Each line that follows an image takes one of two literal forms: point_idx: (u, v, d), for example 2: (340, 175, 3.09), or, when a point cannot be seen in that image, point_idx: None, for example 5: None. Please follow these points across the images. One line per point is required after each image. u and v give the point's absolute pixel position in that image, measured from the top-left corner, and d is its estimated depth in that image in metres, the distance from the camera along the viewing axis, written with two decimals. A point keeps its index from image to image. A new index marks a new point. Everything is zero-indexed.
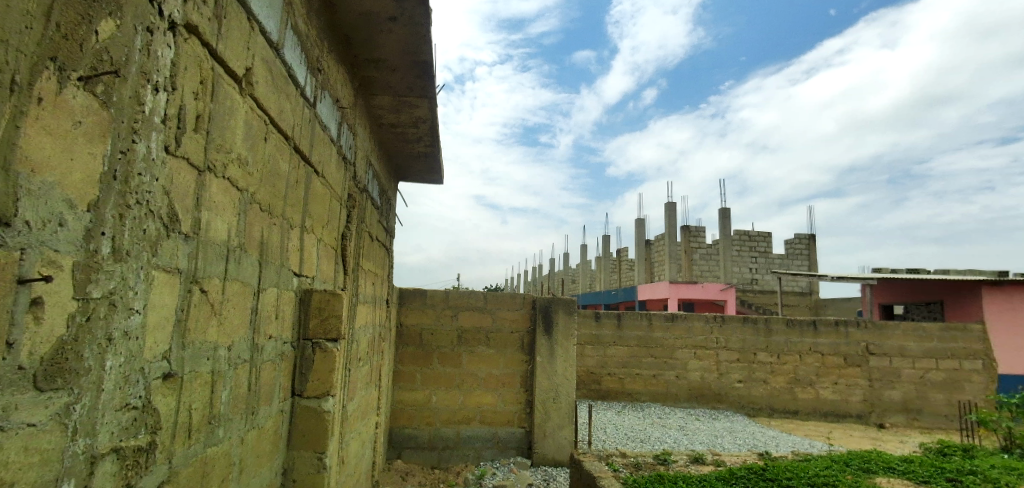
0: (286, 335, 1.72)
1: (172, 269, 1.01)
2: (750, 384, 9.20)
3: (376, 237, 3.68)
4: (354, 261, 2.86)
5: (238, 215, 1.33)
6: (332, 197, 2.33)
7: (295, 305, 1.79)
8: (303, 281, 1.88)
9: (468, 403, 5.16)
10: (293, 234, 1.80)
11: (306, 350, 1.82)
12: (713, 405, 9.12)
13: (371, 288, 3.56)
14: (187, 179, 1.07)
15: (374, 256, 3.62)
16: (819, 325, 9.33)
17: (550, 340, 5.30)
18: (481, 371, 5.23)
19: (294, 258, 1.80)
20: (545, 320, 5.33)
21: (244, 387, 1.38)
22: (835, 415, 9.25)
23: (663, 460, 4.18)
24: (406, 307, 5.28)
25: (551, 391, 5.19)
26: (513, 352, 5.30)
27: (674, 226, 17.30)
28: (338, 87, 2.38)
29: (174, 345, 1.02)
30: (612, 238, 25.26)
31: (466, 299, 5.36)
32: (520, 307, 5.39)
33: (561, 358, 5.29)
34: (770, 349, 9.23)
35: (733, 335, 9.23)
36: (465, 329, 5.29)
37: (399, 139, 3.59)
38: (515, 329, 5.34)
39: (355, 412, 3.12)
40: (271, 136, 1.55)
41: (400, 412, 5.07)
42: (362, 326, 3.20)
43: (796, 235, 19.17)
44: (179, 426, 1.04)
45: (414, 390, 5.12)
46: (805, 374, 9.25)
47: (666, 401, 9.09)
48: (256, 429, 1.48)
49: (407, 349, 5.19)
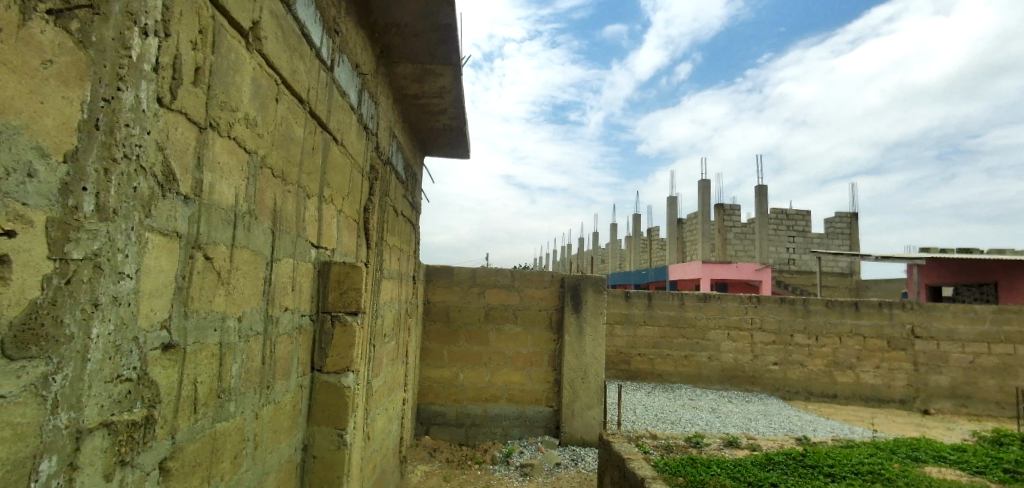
0: (304, 308, 1.66)
1: (170, 232, 0.93)
2: (786, 366, 8.92)
3: (401, 212, 3.61)
4: (378, 235, 2.79)
5: (248, 179, 1.25)
6: (353, 167, 2.25)
7: (313, 278, 1.72)
8: (322, 253, 1.82)
9: (495, 381, 5.13)
10: (311, 204, 1.72)
11: (326, 323, 1.77)
12: (747, 387, 8.90)
13: (396, 264, 3.51)
14: (186, 136, 0.98)
15: (399, 231, 3.57)
16: (861, 307, 8.91)
17: (579, 318, 5.19)
18: (508, 349, 5.17)
19: (311, 228, 1.73)
20: (574, 298, 5.21)
21: (257, 360, 1.33)
22: (877, 400, 8.89)
23: (695, 443, 4.06)
24: (433, 285, 5.25)
25: (580, 370, 5.11)
26: (541, 331, 5.22)
27: (707, 204, 16.80)
28: (358, 52, 2.28)
29: (175, 313, 0.96)
30: (642, 218, 24.77)
31: (493, 277, 5.28)
32: (548, 285, 5.29)
33: (589, 337, 5.18)
34: (808, 330, 8.90)
35: (769, 316, 8.93)
36: (492, 307, 5.23)
37: (424, 110, 3.48)
38: (543, 307, 5.25)
39: (381, 388, 3.11)
40: (283, 98, 1.46)
41: (428, 389, 5.09)
42: (387, 302, 3.16)
43: (838, 213, 18.35)
44: (183, 399, 0.99)
45: (441, 367, 5.11)
46: (845, 358, 8.89)
47: (697, 382, 8.92)
48: (271, 403, 1.43)
49: (434, 326, 5.18)
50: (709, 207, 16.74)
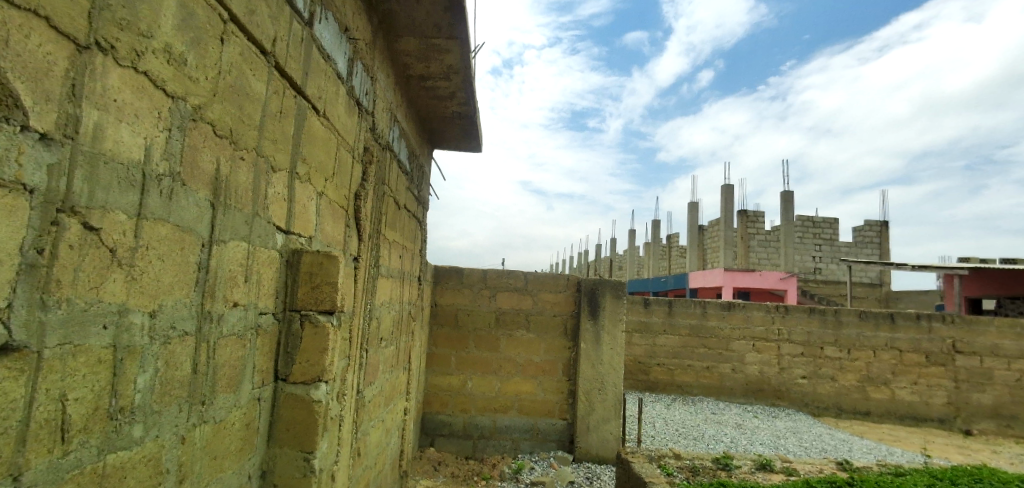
0: (263, 305, 1.37)
1: (10, 182, 0.64)
2: (816, 381, 8.40)
3: (405, 205, 3.32)
4: (374, 228, 2.51)
5: (171, 132, 0.96)
6: (340, 146, 1.96)
7: (277, 268, 1.43)
8: (292, 240, 1.53)
9: (506, 390, 4.80)
10: (278, 180, 1.43)
11: (293, 324, 1.47)
12: (773, 401, 8.40)
13: (398, 262, 3.22)
14: (47, 50, 0.69)
15: (402, 226, 3.29)
16: (897, 319, 8.37)
17: (596, 325, 4.82)
18: (520, 357, 4.85)
19: (278, 210, 1.44)
20: (591, 303, 4.85)
21: (184, 368, 1.04)
22: (914, 419, 8.32)
23: (723, 465, 3.67)
24: (441, 286, 4.95)
25: (596, 381, 4.74)
26: (555, 337, 4.88)
27: (730, 210, 16.27)
28: (350, 15, 1.99)
29: (21, 301, 0.67)
30: (661, 224, 24.23)
31: (505, 280, 4.97)
32: (564, 289, 4.95)
33: (607, 345, 4.80)
34: (840, 343, 8.39)
35: (797, 326, 8.44)
36: (503, 311, 4.91)
37: (431, 94, 3.20)
38: (558, 312, 4.91)
39: (377, 398, 2.81)
40: (234, 41, 1.17)
41: (433, 397, 4.79)
42: (385, 301, 2.88)
43: (867, 221, 17.61)
44: (34, 425, 0.70)
45: (449, 374, 4.81)
46: (879, 372, 8.35)
47: (720, 395, 8.46)
48: (209, 423, 1.14)
49: (442, 330, 4.87)
50: (732, 213, 16.22)
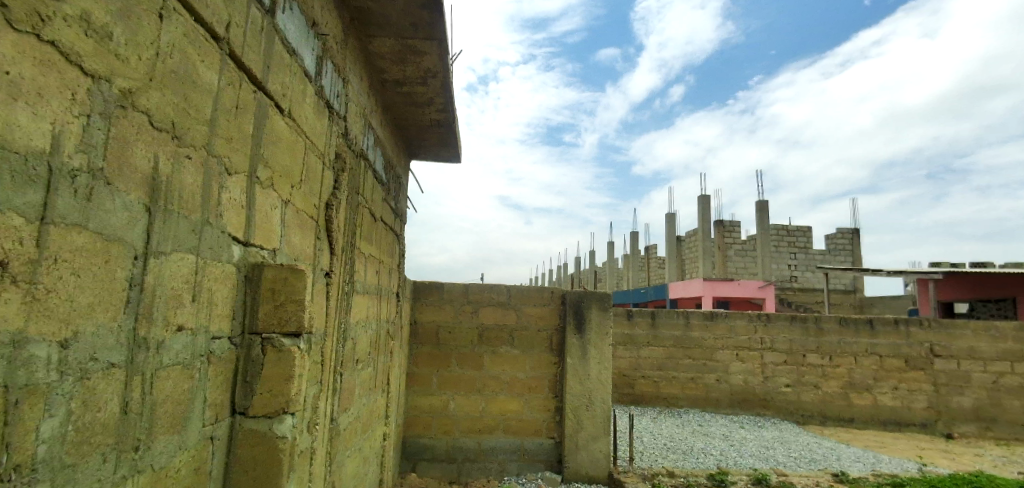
0: (216, 328, 1.18)
1: None
2: (800, 389, 8.40)
3: (381, 217, 3.15)
4: (348, 241, 2.33)
5: (92, 119, 0.79)
6: (308, 150, 1.79)
7: (233, 285, 1.24)
8: (251, 253, 1.34)
9: (491, 410, 4.60)
10: (234, 185, 1.26)
11: (253, 349, 1.28)
12: (758, 411, 8.36)
13: (375, 277, 3.03)
14: None
15: (379, 240, 3.11)
16: (876, 325, 8.46)
17: (583, 339, 4.67)
18: (505, 374, 4.67)
19: (235, 219, 1.26)
20: (577, 316, 4.71)
21: (110, 408, 0.84)
22: (896, 424, 8.36)
23: (719, 481, 3.53)
24: (421, 303, 4.75)
25: (585, 397, 4.57)
26: (540, 353, 4.72)
27: (707, 220, 16.45)
28: (319, 9, 1.84)
29: None
30: (640, 236, 24.39)
31: (488, 295, 4.80)
32: (549, 303, 4.80)
33: (595, 360, 4.64)
34: (822, 350, 8.43)
35: (779, 334, 8.45)
36: (486, 327, 4.73)
37: (407, 101, 3.05)
38: (543, 327, 4.76)
39: (353, 425, 2.60)
40: (177, 20, 1.00)
41: (414, 419, 4.55)
42: (361, 320, 2.69)
43: (840, 229, 18.01)
44: None
45: (430, 395, 4.59)
46: (861, 378, 8.40)
47: (706, 406, 8.39)
48: (145, 474, 0.94)
49: (422, 349, 4.66)
50: (709, 223, 16.39)
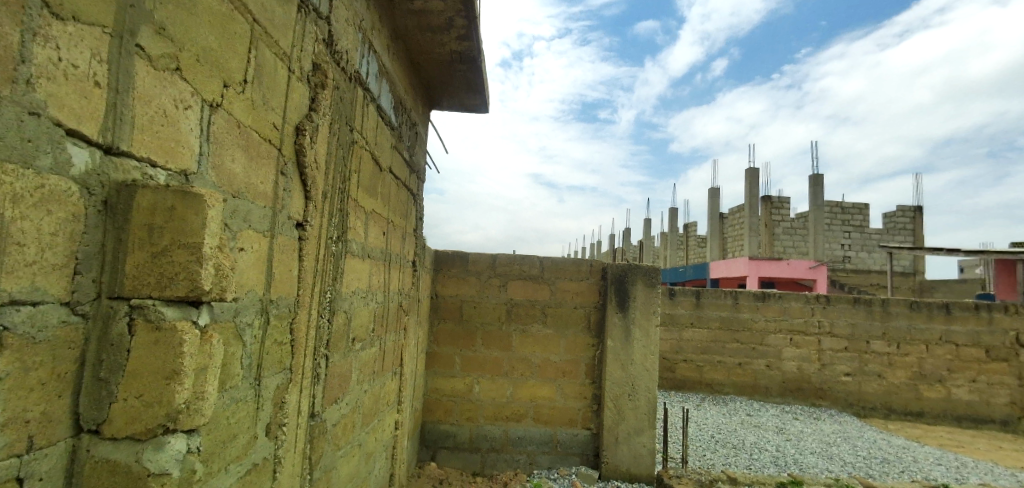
0: (22, 287, 0.65)
1: None
2: (861, 378, 7.61)
3: (390, 168, 2.62)
4: (338, 187, 1.80)
5: None
6: (259, 41, 1.24)
7: (59, 215, 0.69)
8: (124, 168, 0.81)
9: (519, 396, 4.11)
10: (67, 39, 0.71)
11: (114, 325, 0.76)
12: (813, 401, 7.64)
13: (381, 240, 2.51)
14: None
15: (386, 196, 2.57)
16: (953, 309, 7.53)
17: (626, 319, 4.06)
18: (535, 356, 4.15)
19: (72, 100, 0.72)
20: (619, 293, 4.08)
21: None
22: (972, 421, 7.49)
23: None
24: (442, 275, 4.24)
25: (627, 385, 3.99)
26: (577, 333, 4.17)
27: (754, 196, 15.40)
28: None
29: None
30: (679, 213, 23.32)
31: (517, 267, 4.25)
32: (586, 278, 4.22)
33: (639, 342, 4.03)
34: (888, 336, 7.57)
35: (840, 318, 7.63)
36: (515, 303, 4.20)
37: (420, 23, 2.46)
38: (580, 304, 4.19)
39: (350, 418, 2.12)
40: None
41: (435, 403, 4.10)
42: (360, 291, 2.18)
43: (900, 206, 16.57)
44: None
45: (452, 377, 4.12)
46: (933, 369, 7.54)
47: (755, 394, 7.71)
48: None
49: (444, 326, 4.17)
50: (756, 199, 15.35)
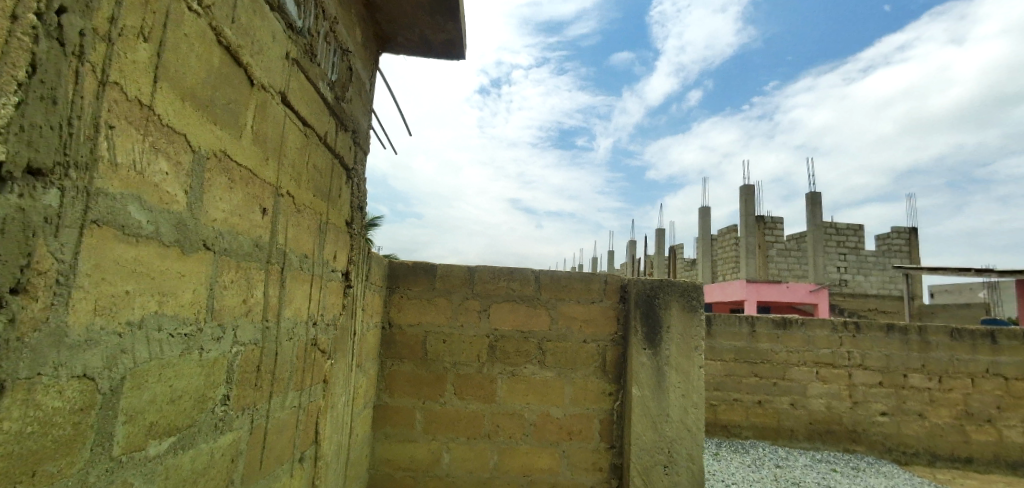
0: None
1: None
2: (899, 419, 6.58)
3: (284, 95, 1.45)
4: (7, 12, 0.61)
5: None
6: None
7: None
8: None
9: (508, 469, 2.89)
10: None
11: None
12: (846, 446, 6.55)
13: (255, 223, 1.31)
14: None
15: (271, 143, 1.39)
16: (1000, 338, 6.62)
17: (657, 357, 2.88)
18: (530, 411, 2.94)
19: None
20: (646, 322, 2.93)
21: None
22: None
23: None
24: (398, 295, 3.02)
25: (661, 452, 2.80)
26: (587, 377, 2.99)
27: (748, 216, 14.61)
28: None
29: None
30: (665, 232, 22.47)
31: (503, 285, 3.06)
32: (600, 299, 3.07)
33: (677, 391, 2.85)
34: (928, 369, 6.59)
35: (874, 348, 6.59)
36: (502, 335, 3.00)
37: None
38: (591, 337, 3.03)
39: None
40: None
41: (386, 481, 2.84)
42: (170, 322, 0.97)
43: (895, 228, 15.99)
44: None
45: (411, 443, 2.87)
46: (980, 407, 6.61)
47: (778, 438, 6.60)
48: None
49: (400, 369, 2.94)
50: (750, 219, 14.58)
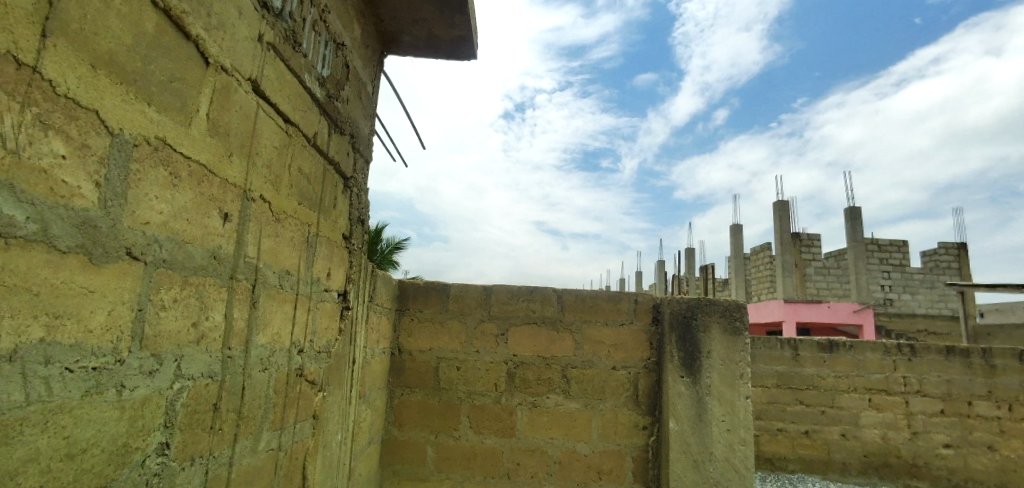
0: None
1: None
2: (966, 452, 5.95)
3: (254, 84, 1.25)
4: None
5: None
6: None
7: None
8: None
9: None
10: None
11: None
12: (906, 482, 5.94)
13: (213, 231, 1.10)
14: None
15: (237, 137, 1.18)
16: None
17: (696, 386, 2.55)
18: (553, 447, 2.63)
19: None
20: (683, 346, 2.60)
21: None
22: None
23: None
24: (408, 317, 2.78)
25: None
26: (618, 408, 2.67)
27: (782, 233, 13.98)
28: None
29: None
30: (694, 252, 21.74)
31: (522, 305, 2.79)
32: (629, 320, 2.77)
33: (720, 425, 2.50)
34: (995, 396, 5.97)
35: (932, 373, 6.00)
36: (521, 361, 2.72)
37: None
38: (621, 363, 2.72)
39: None
40: None
41: None
42: (66, 354, 0.73)
43: (942, 244, 15.07)
44: None
45: (422, 482, 2.59)
46: None
47: (829, 473, 6.04)
48: None
49: (410, 398, 2.68)
50: (785, 236, 13.94)
